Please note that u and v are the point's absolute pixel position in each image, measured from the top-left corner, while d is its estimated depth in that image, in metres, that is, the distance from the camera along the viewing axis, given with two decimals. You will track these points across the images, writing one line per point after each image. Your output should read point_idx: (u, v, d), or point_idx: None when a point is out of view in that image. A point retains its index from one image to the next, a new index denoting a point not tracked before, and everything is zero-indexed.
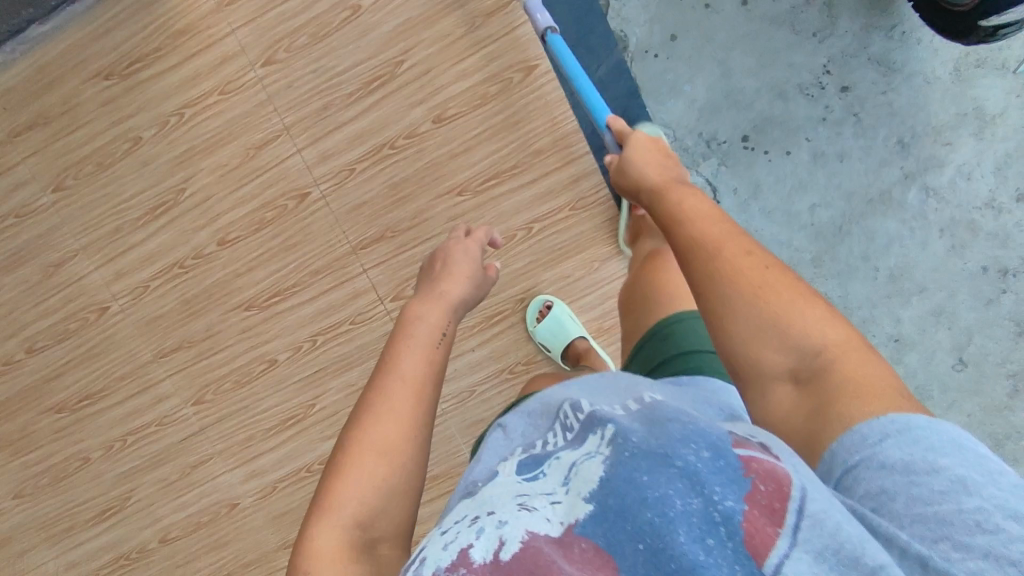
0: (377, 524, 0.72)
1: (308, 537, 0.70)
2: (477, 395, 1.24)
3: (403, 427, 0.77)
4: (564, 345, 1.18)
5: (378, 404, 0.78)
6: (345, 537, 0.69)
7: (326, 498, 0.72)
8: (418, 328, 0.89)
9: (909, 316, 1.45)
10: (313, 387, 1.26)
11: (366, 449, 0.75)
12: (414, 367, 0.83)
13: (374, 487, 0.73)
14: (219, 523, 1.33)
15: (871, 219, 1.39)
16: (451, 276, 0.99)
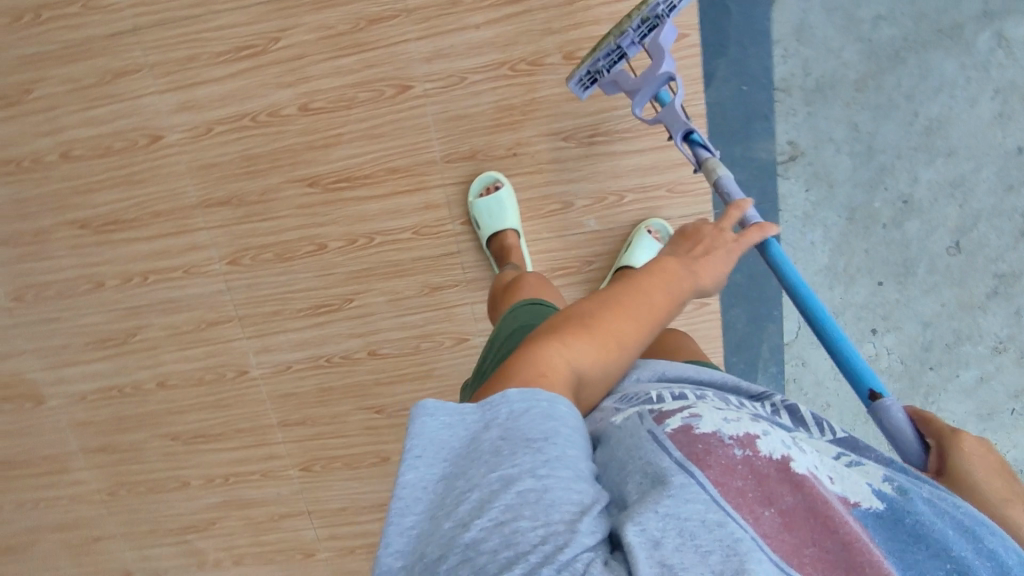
0: (582, 394, 0.61)
1: (535, 353, 0.58)
2: (468, 84, 1.09)
3: (639, 345, 0.65)
4: (496, 228, 1.12)
5: (637, 313, 0.66)
6: (572, 382, 0.58)
7: (565, 339, 0.60)
8: (683, 277, 0.73)
9: (927, 178, 1.36)
10: (283, 16, 1.07)
11: (613, 333, 0.63)
12: (667, 307, 0.69)
13: (603, 367, 0.62)
14: (133, 154, 1.15)
15: (932, 52, 1.29)
16: (708, 260, 0.77)
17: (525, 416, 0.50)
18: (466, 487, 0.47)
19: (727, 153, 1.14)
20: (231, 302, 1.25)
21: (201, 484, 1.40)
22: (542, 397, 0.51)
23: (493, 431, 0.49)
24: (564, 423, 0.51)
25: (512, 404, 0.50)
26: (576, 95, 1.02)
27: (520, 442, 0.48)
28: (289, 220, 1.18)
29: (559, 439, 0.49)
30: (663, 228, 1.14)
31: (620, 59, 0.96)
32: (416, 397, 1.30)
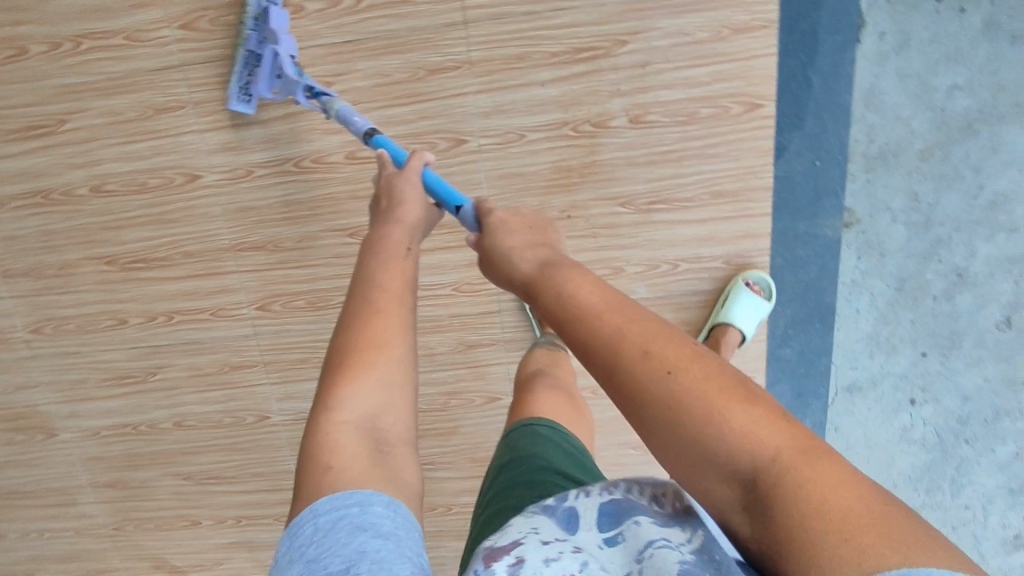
0: (393, 422, 0.63)
1: (312, 435, 0.60)
2: (525, 143, 1.04)
3: (405, 328, 0.67)
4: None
5: (378, 310, 0.68)
6: (359, 431, 0.60)
7: (321, 425, 0.60)
8: (394, 237, 0.75)
9: (984, 253, 1.31)
10: (337, 60, 1.01)
11: (371, 348, 0.65)
12: (406, 273, 0.73)
13: (386, 386, 0.64)
14: (167, 192, 1.08)
15: (1007, 127, 1.22)
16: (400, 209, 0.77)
17: (332, 539, 0.51)
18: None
19: (789, 226, 1.09)
20: (258, 347, 1.20)
21: (212, 524, 1.38)
22: (355, 498, 0.54)
23: (301, 567, 0.50)
24: (363, 548, 0.50)
25: (318, 523, 0.53)
26: (243, 112, 1.01)
27: (324, 574, 0.49)
28: (325, 268, 1.13)
29: (362, 558, 0.49)
30: (762, 282, 1.08)
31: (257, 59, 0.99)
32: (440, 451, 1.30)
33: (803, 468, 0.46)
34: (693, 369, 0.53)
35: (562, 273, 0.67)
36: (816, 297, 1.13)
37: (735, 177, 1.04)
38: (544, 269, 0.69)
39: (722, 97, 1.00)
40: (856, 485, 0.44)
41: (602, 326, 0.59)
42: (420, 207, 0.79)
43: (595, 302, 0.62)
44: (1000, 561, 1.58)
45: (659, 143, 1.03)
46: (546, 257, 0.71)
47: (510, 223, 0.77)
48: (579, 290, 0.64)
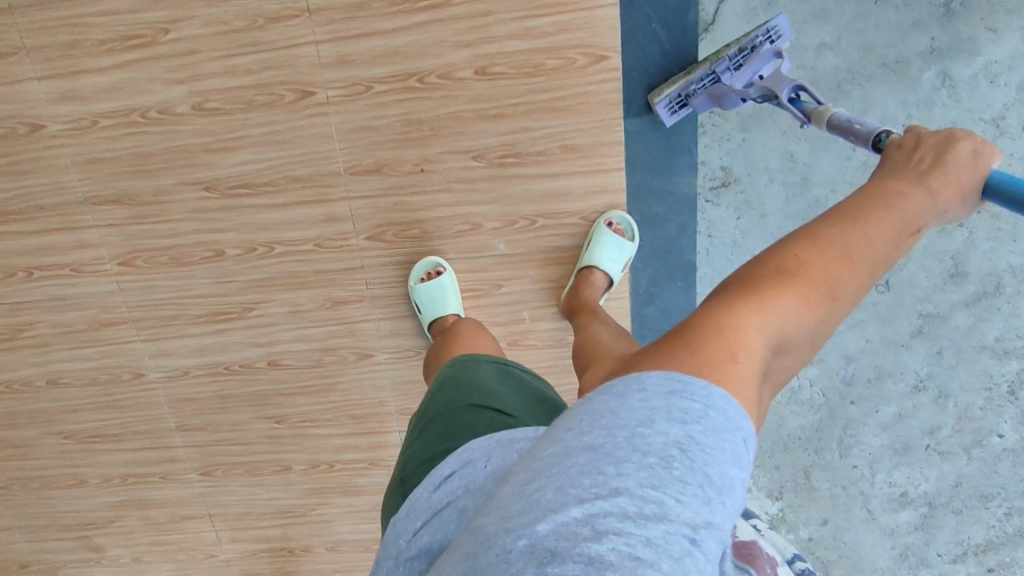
0: (786, 360, 0.56)
1: (729, 309, 0.55)
2: (373, 94, 1.02)
3: (854, 292, 0.60)
4: (435, 314, 1.10)
5: (837, 249, 0.60)
6: (764, 353, 0.54)
7: (736, 309, 0.55)
8: (908, 195, 0.66)
9: None
10: (172, 6, 0.99)
11: (813, 279, 0.58)
12: (884, 242, 0.62)
13: (807, 323, 0.57)
14: (11, 142, 1.07)
15: (876, 87, 1.22)
16: (950, 182, 0.67)
17: (718, 439, 0.45)
18: (602, 486, 0.42)
19: (643, 183, 1.09)
20: (125, 303, 1.18)
21: (97, 483, 1.36)
22: (727, 415, 0.46)
23: (673, 433, 0.44)
24: (736, 472, 0.44)
25: (707, 413, 0.46)
26: (664, 121, 1.03)
27: (695, 477, 0.42)
28: (184, 224, 1.12)
29: (726, 490, 0.43)
30: (625, 222, 1.08)
31: (715, 81, 1.00)
32: (320, 409, 1.26)
33: None
34: None
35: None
36: (675, 255, 1.13)
37: (587, 131, 1.04)
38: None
39: (564, 48, 0.99)
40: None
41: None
42: (956, 200, 0.68)
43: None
44: (887, 518, 1.60)
45: (506, 95, 1.02)
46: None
47: None
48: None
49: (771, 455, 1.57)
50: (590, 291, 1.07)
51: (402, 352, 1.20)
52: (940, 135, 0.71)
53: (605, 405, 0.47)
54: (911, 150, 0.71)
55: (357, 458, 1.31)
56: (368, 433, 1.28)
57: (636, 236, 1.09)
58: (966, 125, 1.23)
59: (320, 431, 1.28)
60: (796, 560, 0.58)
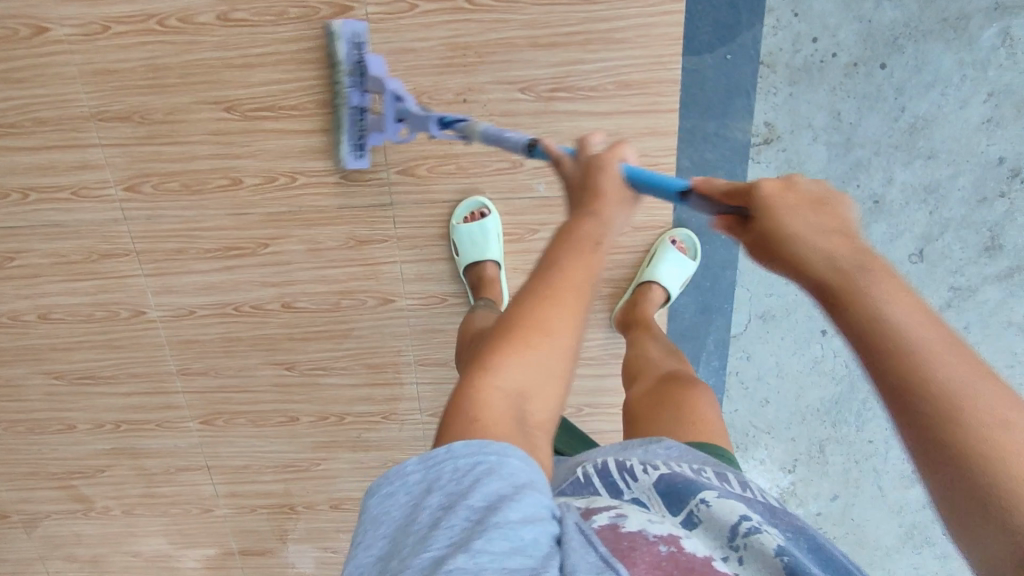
0: (539, 404, 0.57)
1: (456, 406, 0.56)
2: (417, 14, 0.95)
3: (576, 322, 0.61)
4: (474, 259, 1.06)
5: (547, 297, 0.61)
6: (513, 407, 0.56)
7: (468, 400, 0.56)
8: (586, 230, 0.65)
9: (902, 180, 1.26)
10: None
11: (528, 328, 0.60)
12: (579, 270, 0.62)
13: (546, 372, 0.58)
14: (12, 46, 0.98)
15: (933, 44, 1.17)
16: (610, 177, 0.68)
17: (468, 475, 0.50)
18: (399, 567, 0.46)
19: (695, 127, 1.02)
20: (129, 233, 1.09)
21: (88, 429, 1.27)
22: (491, 449, 0.51)
23: (439, 499, 0.49)
24: (505, 481, 0.49)
25: (456, 461, 0.51)
26: (358, 167, 1.01)
27: (464, 508, 0.48)
28: (199, 147, 1.03)
29: (503, 502, 0.47)
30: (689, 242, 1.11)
31: (360, 112, 0.98)
32: (333, 356, 1.19)
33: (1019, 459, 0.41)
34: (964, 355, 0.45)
35: (868, 270, 0.49)
36: None
37: (642, 67, 0.97)
38: (844, 270, 0.50)
39: None
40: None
41: (852, 309, 0.48)
42: (626, 207, 0.69)
43: (913, 314, 0.47)
44: (896, 496, 1.60)
45: (559, 22, 0.95)
46: (841, 243, 0.52)
47: (787, 198, 0.56)
48: (891, 302, 0.47)
49: (787, 427, 1.54)
50: (646, 306, 1.10)
51: (426, 299, 1.14)
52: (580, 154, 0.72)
53: (380, 507, 0.51)
54: (576, 184, 0.70)
55: (369, 411, 1.24)
56: (383, 383, 1.21)
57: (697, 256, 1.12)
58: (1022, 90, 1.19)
59: (331, 380, 1.21)
60: (742, 520, 0.56)
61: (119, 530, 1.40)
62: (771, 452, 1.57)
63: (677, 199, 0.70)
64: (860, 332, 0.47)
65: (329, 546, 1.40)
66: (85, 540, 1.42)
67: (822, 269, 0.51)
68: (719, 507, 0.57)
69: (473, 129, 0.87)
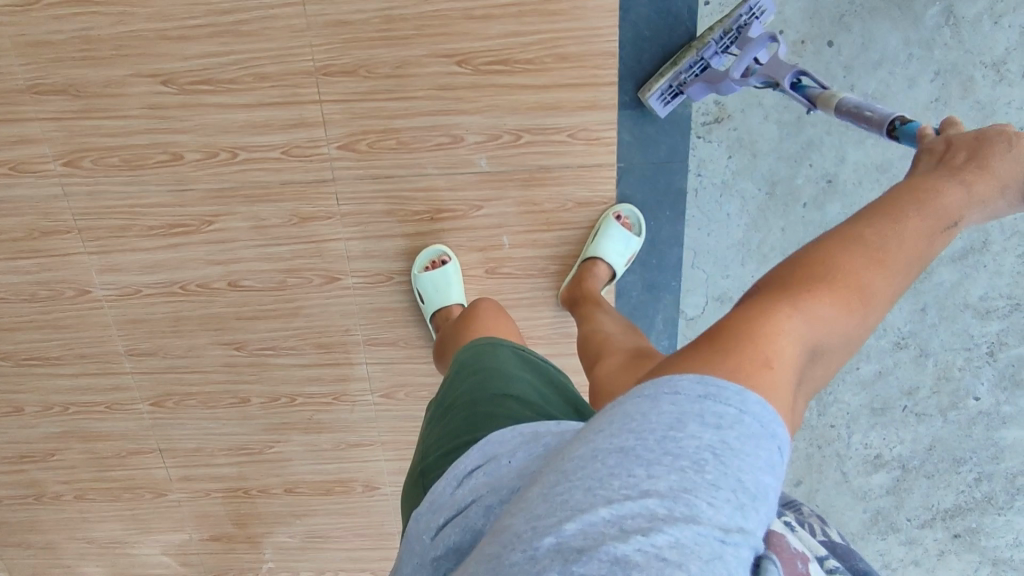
0: (819, 366, 0.55)
1: (765, 310, 0.53)
2: None
3: (887, 300, 0.58)
4: (439, 302, 1.08)
5: (876, 256, 0.58)
6: (809, 349, 0.53)
7: (763, 308, 0.53)
8: (939, 215, 0.61)
9: (853, 159, 1.26)
10: None
11: (855, 286, 0.56)
12: (912, 249, 0.59)
13: (845, 339, 0.56)
14: None
15: (879, 22, 1.18)
16: (984, 177, 0.64)
17: (752, 447, 0.43)
18: (641, 487, 0.40)
19: (636, 99, 1.03)
20: (70, 210, 1.09)
21: (37, 411, 1.26)
22: (771, 425, 0.44)
23: (706, 437, 0.42)
24: (773, 488, 0.42)
25: (745, 417, 0.43)
26: (656, 110, 1.01)
27: (725, 480, 0.40)
28: (138, 122, 1.03)
29: (756, 506, 0.40)
30: (633, 215, 1.08)
31: (705, 68, 0.97)
32: (281, 336, 1.18)
33: None
34: None
35: None
36: (665, 179, 1.07)
37: (578, 40, 0.98)
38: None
39: None
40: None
41: None
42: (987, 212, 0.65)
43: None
44: (860, 481, 1.59)
45: None
46: None
47: None
48: None
49: None
50: (592, 281, 1.06)
51: (371, 277, 1.13)
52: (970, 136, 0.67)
53: (635, 406, 0.45)
54: (954, 171, 0.65)
55: (320, 392, 1.23)
56: (332, 364, 1.20)
57: (643, 231, 1.09)
58: (966, 69, 1.20)
59: (280, 360, 1.20)
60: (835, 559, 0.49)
61: (73, 516, 1.39)
62: None
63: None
64: None
65: (287, 531, 1.39)
66: (38, 526, 1.40)
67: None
68: (807, 536, 0.51)
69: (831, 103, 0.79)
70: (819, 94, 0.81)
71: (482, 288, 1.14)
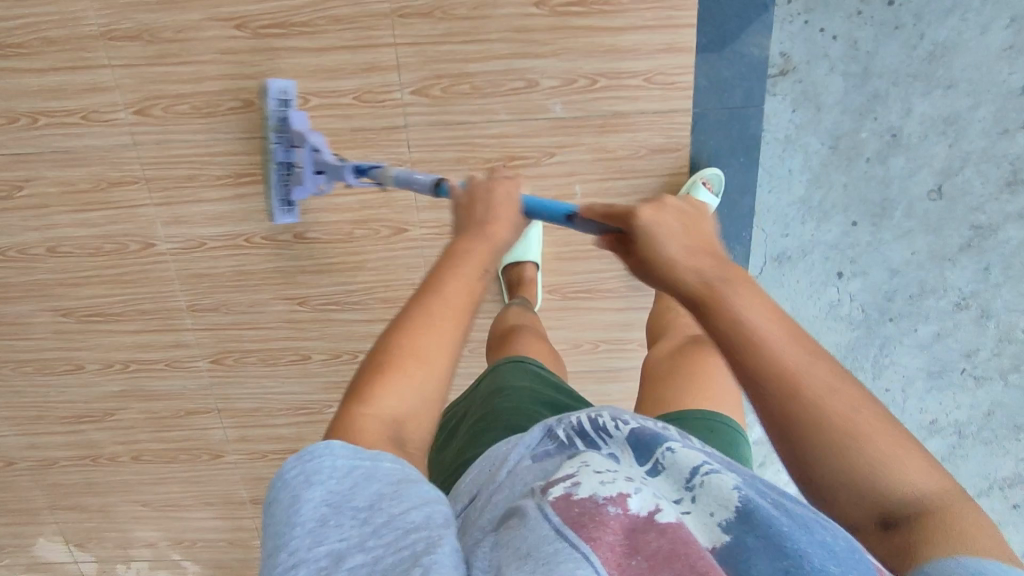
0: (414, 426, 0.54)
1: (341, 426, 0.51)
2: None
3: (456, 345, 0.57)
4: (517, 258, 1.10)
5: (427, 317, 0.57)
6: (389, 432, 0.52)
7: (341, 426, 0.51)
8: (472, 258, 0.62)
9: (920, 112, 1.24)
10: None
11: (411, 353, 0.55)
12: (462, 292, 0.59)
13: (420, 396, 0.54)
14: None
15: None
16: (500, 219, 0.67)
17: (360, 481, 0.46)
18: (287, 563, 0.42)
19: (714, 40, 1.01)
20: (138, 159, 1.08)
21: (97, 369, 1.26)
22: (366, 453, 0.48)
23: (320, 499, 0.45)
24: (390, 477, 0.47)
25: (335, 460, 0.47)
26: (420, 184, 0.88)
27: (349, 512, 0.45)
28: (210, 67, 1.02)
29: (386, 499, 0.45)
30: (716, 180, 1.05)
31: (291, 165, 1.03)
32: (345, 290, 1.17)
33: (933, 490, 0.43)
34: (846, 388, 0.45)
35: (733, 284, 0.50)
36: (737, 123, 1.05)
37: None
38: (711, 283, 0.51)
39: None
40: (988, 532, 0.41)
41: (722, 339, 0.49)
42: (511, 236, 0.67)
43: (754, 305, 0.49)
44: None
45: None
46: (705, 262, 0.53)
47: (662, 222, 0.56)
48: (745, 314, 0.48)
49: None
50: None
51: (440, 228, 1.12)
52: (482, 186, 0.70)
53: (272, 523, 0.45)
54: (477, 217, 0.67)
55: None
56: None
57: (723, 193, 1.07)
58: None
59: (343, 316, 1.19)
60: (704, 464, 0.52)
61: (128, 478, 1.38)
62: None
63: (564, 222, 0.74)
64: (734, 352, 0.47)
65: None
66: (92, 489, 1.40)
67: (689, 280, 0.52)
68: (683, 451, 0.53)
69: (385, 176, 0.92)
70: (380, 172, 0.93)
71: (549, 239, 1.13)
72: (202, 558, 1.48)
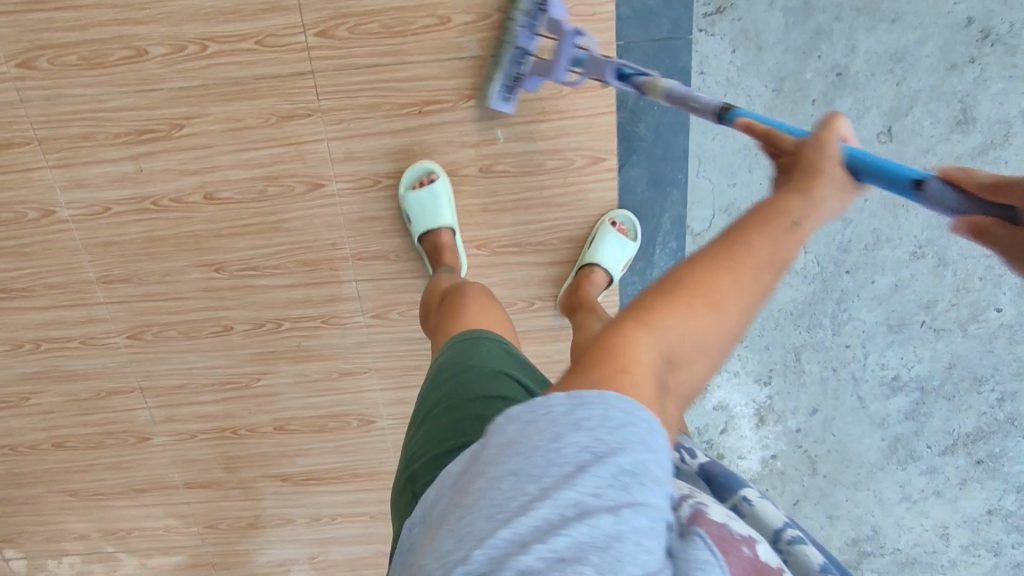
0: (684, 373, 0.47)
1: (610, 341, 0.46)
2: None
3: (757, 297, 0.47)
4: (428, 226, 1.03)
5: (727, 243, 0.48)
6: (655, 366, 0.45)
7: (613, 346, 0.45)
8: (781, 199, 0.49)
9: (866, 48, 1.16)
10: None
11: (705, 285, 0.47)
12: (779, 223, 0.48)
13: (705, 338, 0.47)
14: None
15: None
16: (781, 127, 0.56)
17: (624, 436, 0.40)
18: (534, 497, 0.38)
19: None
20: (28, 118, 1.01)
21: (8, 350, 1.18)
22: (641, 416, 0.41)
23: (583, 438, 0.40)
24: (654, 458, 0.40)
25: (609, 409, 0.41)
26: (501, 111, 0.99)
27: (608, 471, 0.39)
28: (97, 13, 0.95)
29: (644, 480, 0.39)
30: (629, 222, 1.08)
31: (523, 54, 0.94)
32: (263, 254, 1.10)
33: None
34: None
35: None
36: (666, 57, 0.98)
37: None
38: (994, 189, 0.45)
39: None
40: None
41: None
42: None
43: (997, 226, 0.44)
44: (877, 408, 1.45)
45: None
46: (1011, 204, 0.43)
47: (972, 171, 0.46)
48: None
49: (761, 334, 1.41)
50: (588, 288, 1.07)
51: (357, 182, 1.05)
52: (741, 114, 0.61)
53: (513, 425, 0.42)
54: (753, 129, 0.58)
55: (307, 315, 1.15)
56: (320, 283, 1.13)
57: (638, 236, 1.09)
58: None
59: (264, 282, 1.13)
60: (787, 527, 0.54)
61: (51, 467, 1.31)
62: (745, 363, 1.45)
63: (905, 191, 0.51)
64: None
65: (279, 473, 1.32)
66: (17, 479, 1.33)
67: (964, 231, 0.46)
68: (764, 507, 0.56)
69: (657, 86, 0.76)
70: (645, 79, 0.78)
71: (476, 189, 1.07)
72: (137, 548, 1.41)
